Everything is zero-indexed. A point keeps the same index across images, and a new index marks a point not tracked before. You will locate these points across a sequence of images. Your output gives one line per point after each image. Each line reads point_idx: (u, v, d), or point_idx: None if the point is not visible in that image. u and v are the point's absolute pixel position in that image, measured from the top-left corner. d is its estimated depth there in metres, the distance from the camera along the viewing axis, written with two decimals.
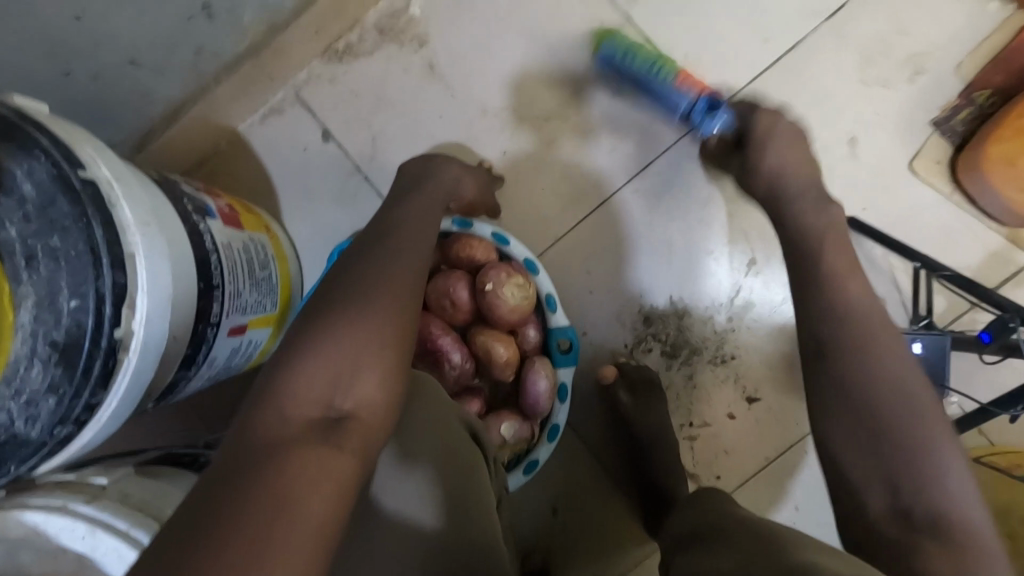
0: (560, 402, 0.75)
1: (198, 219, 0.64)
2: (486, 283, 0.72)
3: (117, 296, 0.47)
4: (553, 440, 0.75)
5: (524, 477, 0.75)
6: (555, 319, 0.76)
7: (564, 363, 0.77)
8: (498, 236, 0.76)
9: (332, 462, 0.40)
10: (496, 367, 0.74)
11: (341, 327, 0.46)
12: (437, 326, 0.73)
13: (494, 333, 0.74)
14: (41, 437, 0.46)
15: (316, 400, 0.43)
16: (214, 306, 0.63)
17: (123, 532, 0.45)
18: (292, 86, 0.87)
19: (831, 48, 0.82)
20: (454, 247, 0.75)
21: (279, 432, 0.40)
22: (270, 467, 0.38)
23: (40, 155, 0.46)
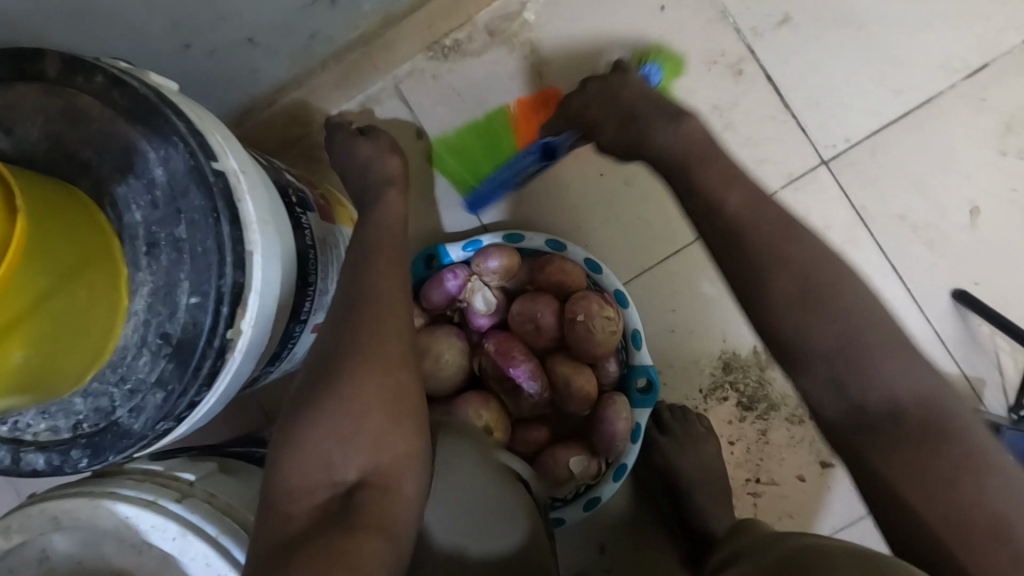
0: (633, 443, 0.73)
1: (300, 213, 0.62)
2: (576, 313, 0.70)
3: (235, 296, 0.45)
4: (619, 480, 0.73)
5: (582, 512, 0.74)
6: (640, 357, 0.74)
7: (643, 404, 0.74)
8: (591, 263, 0.73)
9: (344, 545, 0.42)
10: (573, 399, 0.72)
11: (323, 412, 0.48)
12: (519, 350, 0.72)
13: (574, 364, 0.72)
14: (142, 431, 0.45)
15: (317, 489, 0.46)
16: (306, 303, 0.62)
17: (213, 538, 0.44)
18: (393, 78, 0.84)
19: (965, 109, 0.77)
20: (545, 271, 0.73)
21: (292, 520, 0.44)
22: (286, 562, 0.41)
23: (177, 142, 0.44)
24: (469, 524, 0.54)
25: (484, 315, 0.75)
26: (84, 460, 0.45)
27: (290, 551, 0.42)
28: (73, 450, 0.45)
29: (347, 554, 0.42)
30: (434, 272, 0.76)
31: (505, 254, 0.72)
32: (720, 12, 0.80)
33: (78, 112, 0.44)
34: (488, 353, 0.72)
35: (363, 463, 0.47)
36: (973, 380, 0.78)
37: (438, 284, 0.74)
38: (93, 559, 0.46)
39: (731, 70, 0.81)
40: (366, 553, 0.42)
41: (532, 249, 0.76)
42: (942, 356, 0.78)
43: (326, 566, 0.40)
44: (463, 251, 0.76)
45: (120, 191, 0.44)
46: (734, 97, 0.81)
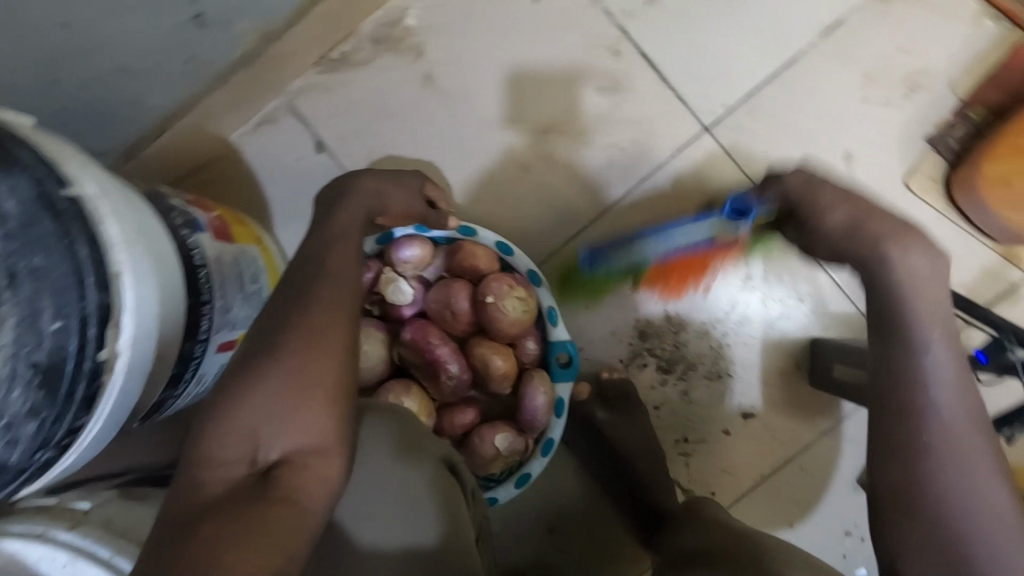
0: (557, 417, 0.74)
1: (186, 233, 0.62)
2: (487, 295, 0.72)
3: (102, 316, 0.46)
4: (547, 455, 0.74)
5: (515, 490, 0.74)
6: (557, 333, 0.75)
7: (563, 377, 0.76)
8: (502, 245, 0.75)
9: (256, 520, 0.41)
10: (493, 379, 0.73)
11: (256, 387, 0.45)
12: (435, 335, 0.73)
13: (492, 345, 0.73)
14: (20, 464, 0.44)
15: (238, 461, 0.44)
16: (203, 322, 0.62)
17: (105, 560, 0.44)
18: (286, 96, 0.86)
19: (827, 65, 0.83)
20: (456, 256, 0.74)
21: (207, 496, 0.42)
22: (193, 533, 0.39)
23: (21, 171, 0.44)
24: (386, 518, 0.51)
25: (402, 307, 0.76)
26: None
27: (203, 522, 0.40)
28: None
29: (260, 530, 0.40)
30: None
31: (416, 244, 0.74)
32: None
33: None
34: (406, 343, 0.74)
35: (292, 441, 0.45)
36: None
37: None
38: None
39: (609, 52, 0.84)
40: (278, 530, 0.41)
41: (445, 238, 0.76)
42: (840, 297, 0.83)
43: (233, 540, 0.39)
44: (377, 244, 0.76)
45: None
46: (616, 76, 0.84)
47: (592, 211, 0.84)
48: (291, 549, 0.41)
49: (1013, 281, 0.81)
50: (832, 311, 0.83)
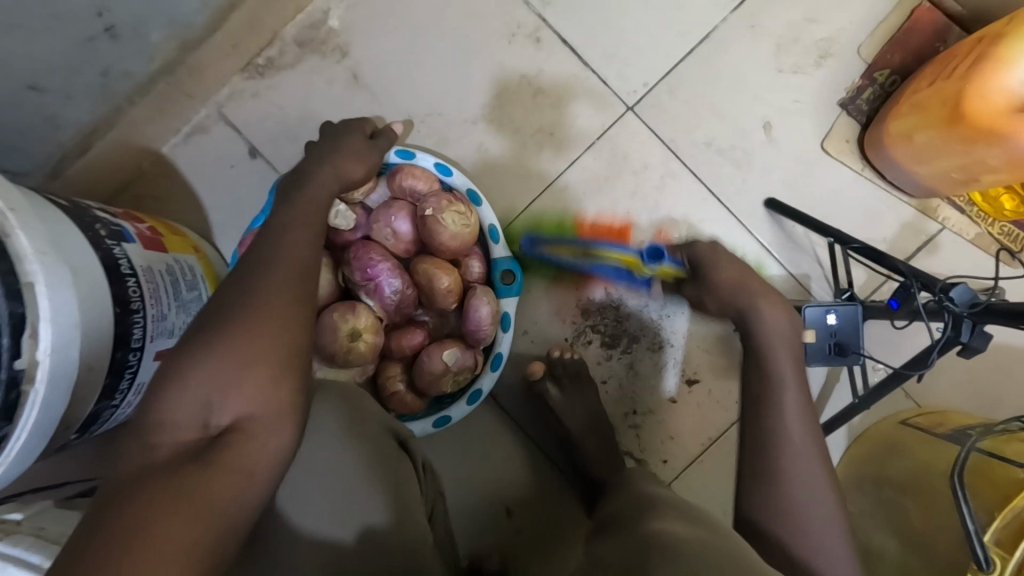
0: (503, 331, 0.77)
1: (111, 244, 0.62)
2: (426, 210, 0.72)
3: (15, 325, 0.46)
4: (496, 369, 0.77)
5: (467, 406, 0.77)
6: (498, 251, 0.78)
7: (508, 294, 0.78)
8: (440, 167, 0.77)
9: (204, 485, 0.39)
10: (438, 295, 0.74)
11: (215, 353, 0.44)
12: (377, 253, 0.73)
13: (436, 261, 0.74)
14: None
15: (189, 425, 0.42)
16: (135, 330, 0.62)
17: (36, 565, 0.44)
18: (215, 104, 0.87)
19: (738, 40, 0.86)
20: (395, 179, 0.75)
21: (149, 464, 0.40)
22: (136, 495, 0.38)
23: None
24: (324, 498, 0.50)
25: (344, 232, 0.75)
26: None
27: (143, 490, 0.38)
28: None
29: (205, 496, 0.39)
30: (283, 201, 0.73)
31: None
32: None
33: None
34: (349, 261, 0.73)
35: (240, 410, 0.43)
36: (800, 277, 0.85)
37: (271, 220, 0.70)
38: None
39: (530, 40, 0.86)
40: (223, 497, 0.39)
41: (385, 164, 0.77)
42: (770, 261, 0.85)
43: (178, 503, 0.37)
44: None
45: None
46: (538, 63, 0.86)
47: (528, 194, 0.87)
48: (234, 514, 0.40)
49: (931, 233, 0.85)
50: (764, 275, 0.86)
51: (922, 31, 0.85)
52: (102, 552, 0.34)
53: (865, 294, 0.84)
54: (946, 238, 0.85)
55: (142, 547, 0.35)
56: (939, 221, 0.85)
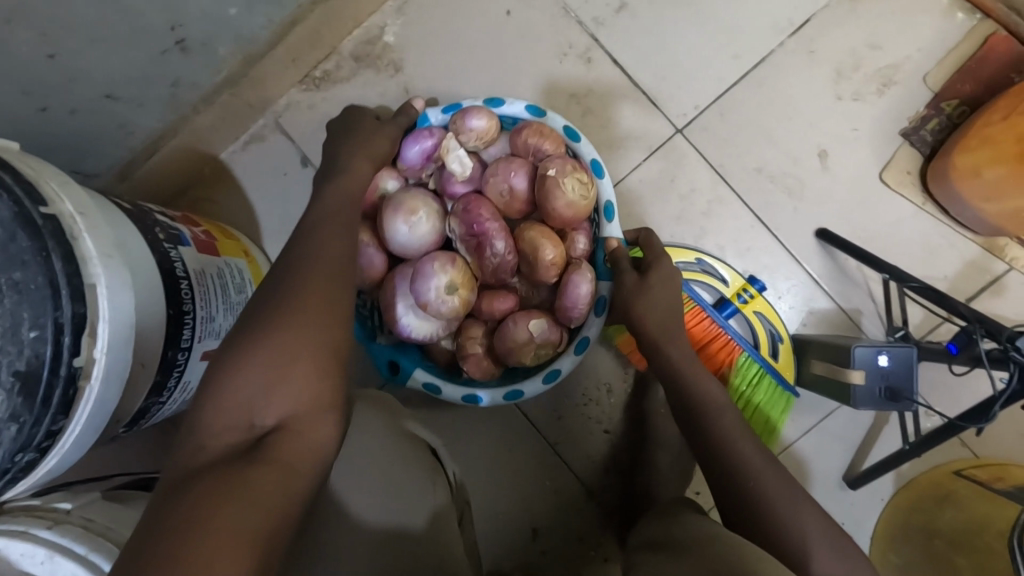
0: (596, 314, 0.74)
1: (169, 247, 0.65)
2: (549, 171, 0.71)
3: (77, 325, 0.48)
4: (579, 353, 0.75)
5: (542, 385, 0.76)
6: (608, 229, 0.75)
7: (605, 276, 0.75)
8: (568, 131, 0.76)
9: (248, 478, 0.43)
10: (540, 267, 0.73)
11: (245, 363, 0.48)
12: (488, 209, 0.73)
13: (544, 230, 0.73)
14: (3, 466, 0.47)
15: (234, 428, 0.47)
16: (185, 332, 0.65)
17: (82, 555, 0.47)
18: (273, 114, 0.90)
19: (796, 62, 0.84)
20: (522, 134, 0.74)
21: (200, 460, 0.44)
22: (187, 492, 0.41)
23: (0, 192, 0.48)
24: (371, 488, 0.54)
25: (458, 179, 0.75)
26: None
27: (195, 486, 0.42)
28: None
29: (250, 492, 0.42)
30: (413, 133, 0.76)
31: (484, 115, 0.74)
32: (562, 9, 0.87)
33: None
34: (455, 211, 0.73)
35: (280, 409, 0.48)
36: (850, 312, 0.82)
37: (413, 141, 0.74)
38: None
39: (581, 60, 0.86)
40: (266, 486, 0.43)
41: (512, 117, 0.78)
42: (819, 294, 0.82)
43: (226, 496, 0.41)
44: (442, 115, 0.77)
45: None
46: (588, 83, 0.86)
47: None
48: (277, 504, 0.43)
49: (997, 273, 0.81)
50: (813, 308, 0.82)
51: (996, 60, 0.81)
52: (162, 543, 0.38)
53: (921, 334, 0.80)
54: (1014, 279, 0.81)
55: (192, 537, 0.38)
56: (1007, 261, 0.80)
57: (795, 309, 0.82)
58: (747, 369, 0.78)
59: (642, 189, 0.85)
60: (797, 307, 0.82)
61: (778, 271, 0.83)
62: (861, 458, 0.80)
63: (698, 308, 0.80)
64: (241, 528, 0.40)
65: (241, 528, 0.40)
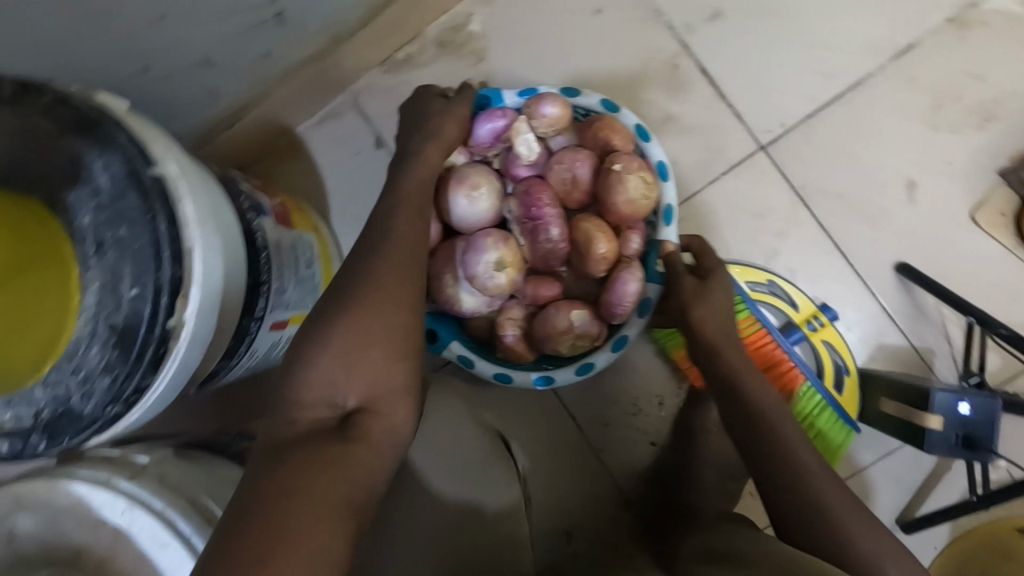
0: (639, 315, 0.72)
1: (252, 217, 0.66)
2: (615, 164, 0.70)
3: (174, 287, 0.50)
4: (616, 351, 0.73)
5: (574, 376, 0.74)
6: (666, 232, 0.73)
7: (656, 280, 0.73)
8: (641, 130, 0.74)
9: (341, 456, 0.45)
10: (590, 260, 0.71)
11: (329, 339, 0.49)
12: (548, 195, 0.72)
13: (599, 224, 0.71)
14: (94, 413, 0.49)
15: (321, 404, 0.48)
16: (260, 301, 0.66)
17: (159, 511, 0.48)
18: (351, 92, 0.90)
19: (893, 88, 0.81)
20: (594, 125, 0.73)
21: (288, 431, 0.46)
22: (282, 463, 0.43)
23: (116, 150, 0.49)
24: (439, 466, 0.56)
25: (523, 162, 0.74)
26: (43, 444, 0.49)
27: (290, 456, 0.44)
28: (31, 435, 0.49)
29: (344, 469, 0.44)
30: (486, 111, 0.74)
31: (559, 103, 0.72)
32: (654, 12, 0.85)
33: (32, 131, 0.50)
34: (517, 193, 0.72)
35: (364, 391, 0.49)
36: (922, 352, 0.79)
37: (486, 121, 0.71)
38: (53, 537, 0.50)
39: (668, 66, 0.85)
40: (359, 465, 0.45)
41: (586, 109, 0.76)
42: (891, 329, 0.79)
43: (321, 469, 0.43)
44: (517, 97, 0.76)
45: (71, 198, 0.49)
46: (672, 90, 0.84)
47: None
48: (368, 484, 0.45)
49: None
50: (883, 343, 0.79)
51: None
52: (266, 511, 0.40)
53: (997, 382, 0.77)
54: None
55: (296, 507, 0.40)
56: None
57: (865, 342, 0.80)
58: (809, 399, 0.76)
59: (717, 203, 0.83)
60: (866, 340, 0.80)
61: (851, 301, 0.80)
62: (917, 502, 0.78)
63: (763, 330, 0.78)
64: (336, 500, 0.42)
65: (339, 504, 0.42)
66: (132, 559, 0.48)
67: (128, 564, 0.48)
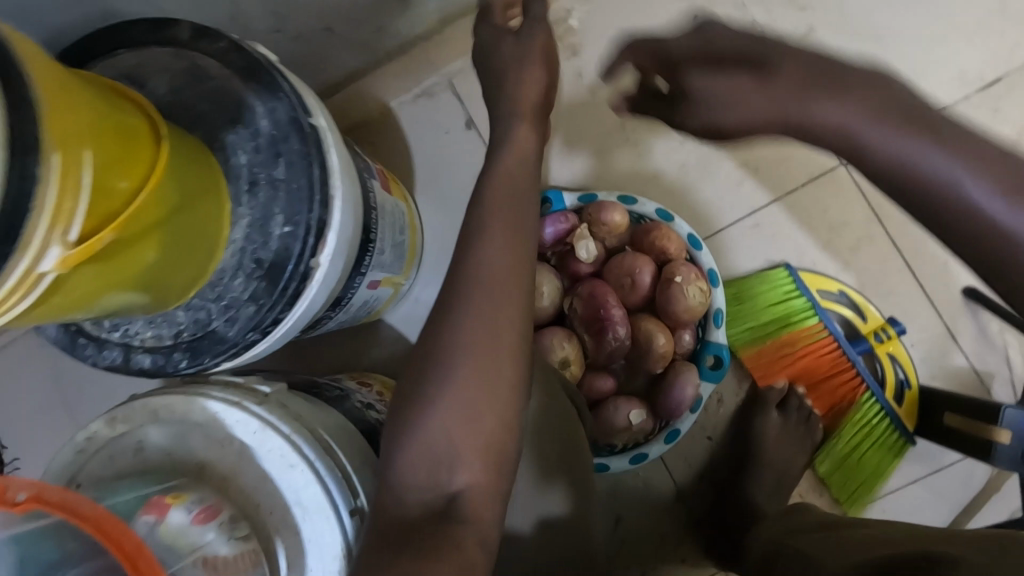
0: (692, 412, 0.77)
1: (366, 178, 0.70)
2: (675, 275, 0.75)
3: (319, 229, 0.53)
4: (669, 442, 0.78)
5: (628, 464, 0.79)
6: (716, 334, 0.78)
7: (710, 378, 0.79)
8: (693, 239, 0.79)
9: (452, 540, 0.41)
10: (650, 356, 0.76)
11: (435, 397, 0.46)
12: (611, 297, 0.76)
13: (659, 323, 0.76)
14: (235, 339, 0.53)
15: (428, 488, 0.44)
16: (365, 257, 0.69)
17: (287, 435, 0.51)
18: (447, 74, 0.93)
19: (976, 118, 0.84)
20: (651, 233, 0.78)
21: (400, 515, 0.43)
22: (394, 553, 0.40)
23: (282, 97, 0.53)
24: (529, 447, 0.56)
25: (584, 263, 0.79)
26: (184, 361, 0.53)
27: (399, 550, 0.40)
28: (175, 353, 0.53)
29: (455, 552, 0.40)
30: (546, 213, 0.81)
31: (619, 212, 0.78)
32: (750, 23, 0.88)
33: (200, 72, 0.54)
34: (581, 293, 0.76)
35: (472, 470, 0.45)
36: (982, 374, 0.82)
37: (549, 222, 0.79)
38: (181, 451, 0.53)
39: None
40: (472, 553, 0.41)
41: (641, 215, 0.81)
42: (953, 349, 0.82)
43: (435, 560, 0.39)
44: (577, 201, 0.81)
45: (231, 138, 0.53)
46: None
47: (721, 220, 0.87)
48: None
49: None
50: (945, 362, 0.82)
51: None
52: None
53: None
54: None
55: None
56: None
57: (926, 359, 0.82)
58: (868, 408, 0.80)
59: (795, 212, 0.86)
60: (927, 357, 0.82)
61: (917, 318, 0.83)
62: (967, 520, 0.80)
63: (831, 338, 0.81)
64: None
65: None
66: (254, 477, 0.51)
67: (250, 483, 0.51)
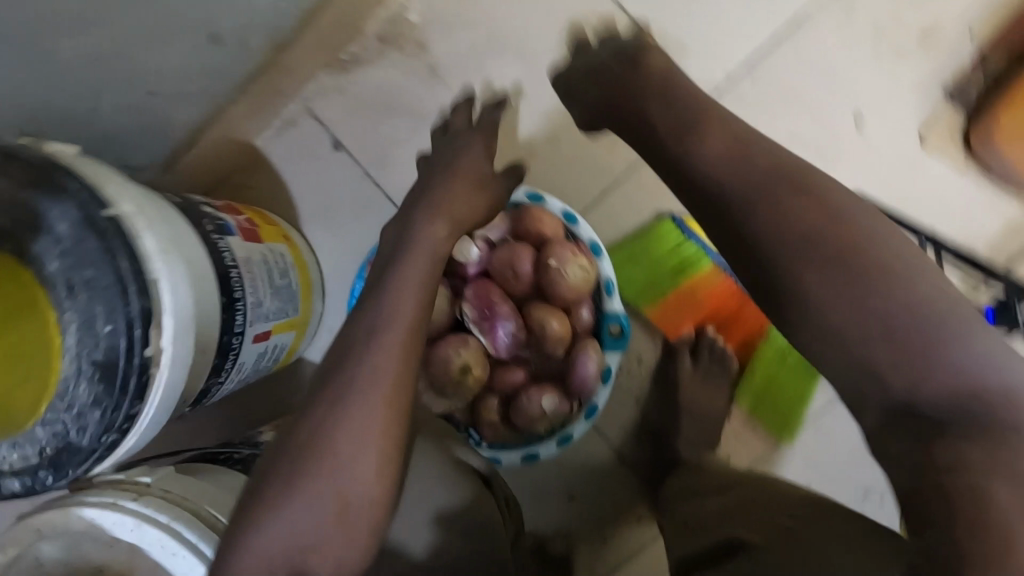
0: (603, 384, 0.78)
1: (216, 239, 0.69)
2: (552, 258, 0.74)
3: (146, 317, 0.53)
4: (590, 418, 0.78)
5: (557, 448, 0.79)
6: (611, 304, 0.78)
7: (614, 347, 0.79)
8: (568, 215, 0.78)
9: None
10: (548, 341, 0.76)
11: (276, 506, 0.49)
12: (496, 294, 0.76)
13: (550, 308, 0.76)
14: (91, 445, 0.53)
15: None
16: (237, 317, 0.69)
17: (164, 524, 0.52)
18: (303, 100, 0.91)
19: (834, 20, 0.81)
20: (524, 220, 0.77)
21: None
22: None
23: (68, 199, 0.52)
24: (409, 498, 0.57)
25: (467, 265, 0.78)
26: (51, 477, 0.54)
27: None
28: (40, 471, 0.53)
29: None
30: None
31: None
32: None
33: None
34: (467, 296, 0.76)
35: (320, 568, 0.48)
36: None
37: None
38: (74, 559, 0.54)
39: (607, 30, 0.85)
40: None
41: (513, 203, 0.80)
42: None
43: None
44: None
45: (36, 248, 0.51)
46: None
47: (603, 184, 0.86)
48: None
49: None
50: None
51: None
52: None
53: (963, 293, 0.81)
54: None
55: None
56: None
57: None
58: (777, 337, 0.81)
59: None
60: None
61: None
62: None
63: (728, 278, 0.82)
64: None
65: None
66: (147, 569, 0.52)
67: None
